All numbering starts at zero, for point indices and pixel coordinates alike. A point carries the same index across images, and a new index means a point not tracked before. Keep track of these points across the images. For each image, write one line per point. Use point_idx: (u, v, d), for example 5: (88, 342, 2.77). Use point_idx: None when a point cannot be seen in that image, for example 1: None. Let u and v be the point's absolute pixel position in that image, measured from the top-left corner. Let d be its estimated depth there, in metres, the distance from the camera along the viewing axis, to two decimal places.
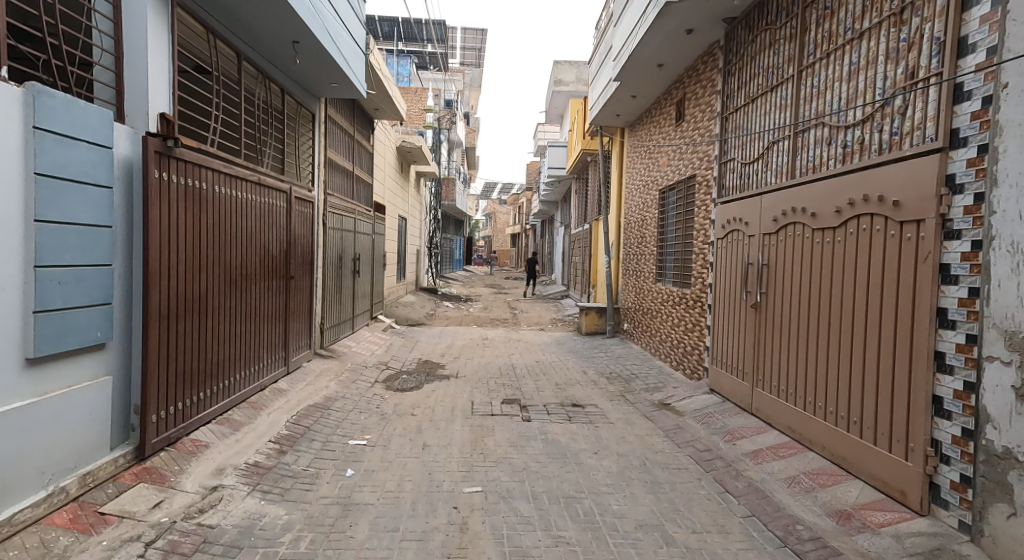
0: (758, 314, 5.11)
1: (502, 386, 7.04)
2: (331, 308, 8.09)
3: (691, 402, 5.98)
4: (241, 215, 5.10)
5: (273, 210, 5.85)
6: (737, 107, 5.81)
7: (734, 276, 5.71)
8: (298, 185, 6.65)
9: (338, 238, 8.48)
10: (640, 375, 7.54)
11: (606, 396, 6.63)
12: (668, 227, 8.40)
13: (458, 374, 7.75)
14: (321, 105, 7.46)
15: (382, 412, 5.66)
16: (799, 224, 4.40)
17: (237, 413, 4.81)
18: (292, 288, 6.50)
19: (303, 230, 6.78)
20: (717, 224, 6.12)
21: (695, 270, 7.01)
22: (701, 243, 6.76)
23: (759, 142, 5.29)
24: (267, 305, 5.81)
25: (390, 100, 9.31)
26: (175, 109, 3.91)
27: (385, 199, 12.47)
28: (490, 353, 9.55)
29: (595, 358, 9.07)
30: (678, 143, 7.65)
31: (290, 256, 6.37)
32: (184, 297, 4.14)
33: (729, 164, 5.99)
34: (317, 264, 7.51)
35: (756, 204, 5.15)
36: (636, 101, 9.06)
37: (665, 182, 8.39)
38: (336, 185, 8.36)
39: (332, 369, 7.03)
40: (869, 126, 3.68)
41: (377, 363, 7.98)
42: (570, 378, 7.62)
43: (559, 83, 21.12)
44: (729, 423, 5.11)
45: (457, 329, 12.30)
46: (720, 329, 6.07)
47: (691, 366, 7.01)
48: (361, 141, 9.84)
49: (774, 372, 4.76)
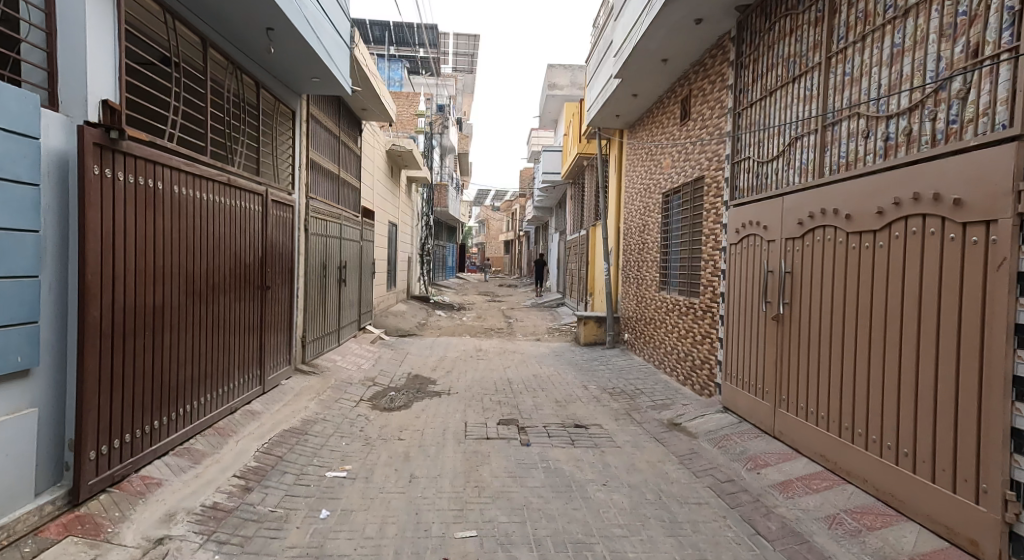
0: (780, 328, 4.65)
1: (498, 404, 6.53)
2: (314, 320, 7.56)
3: (705, 423, 5.48)
4: (208, 219, 4.58)
5: (247, 214, 5.34)
6: (752, 102, 5.38)
7: (750, 285, 5.25)
8: (277, 187, 6.15)
9: (322, 246, 7.98)
10: (646, 390, 7.06)
11: (611, 415, 6.13)
12: (672, 232, 7.96)
13: (450, 390, 7.23)
14: (303, 102, 6.97)
15: (366, 437, 5.13)
16: (830, 228, 3.95)
17: (201, 442, 4.26)
18: (269, 299, 5.97)
19: (281, 235, 6.26)
20: (730, 228, 5.68)
21: (704, 277, 6.56)
22: (712, 249, 6.32)
23: (778, 138, 4.85)
24: (239, 319, 5.28)
25: (378, 99, 8.82)
26: (122, 97, 3.39)
27: (374, 204, 11.96)
28: (484, 366, 9.04)
29: (595, 371, 8.58)
30: (684, 143, 7.21)
31: (266, 264, 5.85)
32: (135, 313, 3.61)
33: (744, 163, 5.55)
34: (298, 274, 6.99)
35: (777, 206, 4.70)
36: (637, 100, 8.63)
37: (669, 185, 7.94)
38: (320, 188, 7.85)
39: (314, 387, 6.48)
40: (917, 115, 3.25)
41: (363, 379, 7.44)
42: (571, 394, 7.12)
43: (552, 87, 20.90)
44: (750, 449, 4.62)
45: (450, 340, 11.78)
46: (734, 343, 5.60)
47: (700, 381, 6.54)
48: (347, 143, 9.33)
49: (801, 391, 4.29)
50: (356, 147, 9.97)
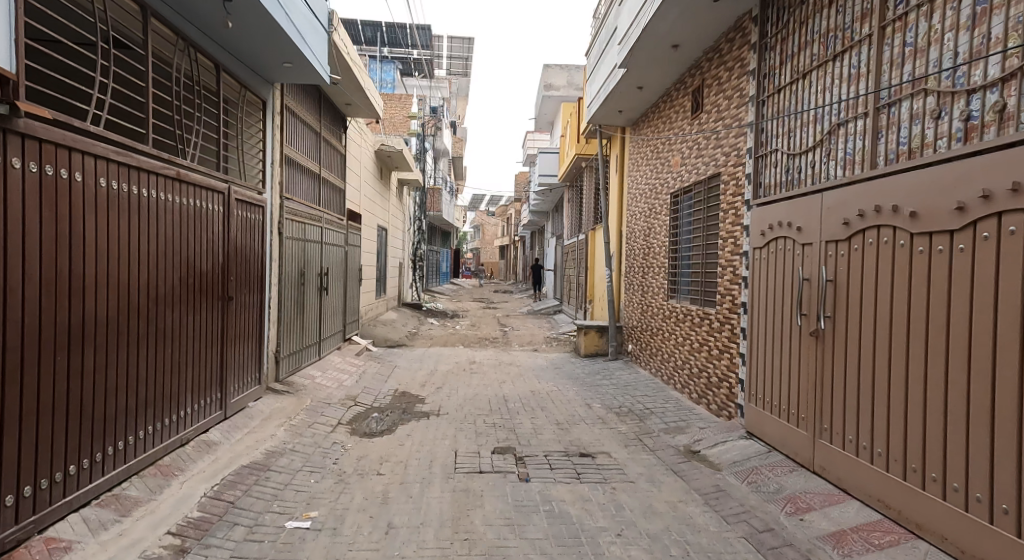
0: (819, 345, 4.01)
1: (492, 427, 5.85)
2: (289, 334, 6.87)
3: (728, 452, 4.82)
4: (153, 221, 3.92)
5: (204, 215, 4.67)
6: (779, 87, 4.75)
7: (778, 294, 4.63)
8: (244, 185, 5.49)
9: (301, 251, 7.32)
10: (656, 410, 6.40)
11: (620, 441, 5.46)
12: (682, 235, 7.34)
13: (440, 411, 6.54)
14: (276, 92, 6.29)
15: (339, 473, 4.44)
16: (888, 229, 3.32)
17: (136, 486, 3.56)
18: (232, 312, 5.28)
19: (249, 239, 5.59)
20: (753, 231, 5.05)
21: (721, 286, 5.94)
22: (730, 254, 5.70)
23: (815, 126, 4.21)
24: (195, 336, 4.59)
25: (362, 92, 8.15)
26: (19, 66, 2.72)
27: (360, 207, 11.26)
28: (478, 381, 8.36)
29: (598, 386, 7.92)
30: (697, 138, 6.59)
31: (229, 272, 5.16)
32: (46, 333, 2.93)
33: (769, 157, 4.92)
34: (270, 282, 6.30)
35: (815, 204, 4.07)
36: (642, 93, 8.00)
37: (678, 184, 7.33)
38: (297, 188, 7.18)
39: (286, 409, 5.78)
40: (1013, 86, 2.63)
41: (344, 398, 6.74)
42: (573, 414, 6.45)
43: (548, 88, 20.32)
44: (787, 486, 3.96)
45: (442, 351, 11.09)
46: (759, 359, 4.96)
47: (717, 401, 5.89)
48: (330, 140, 8.67)
49: (849, 422, 3.65)
50: (339, 145, 9.30)
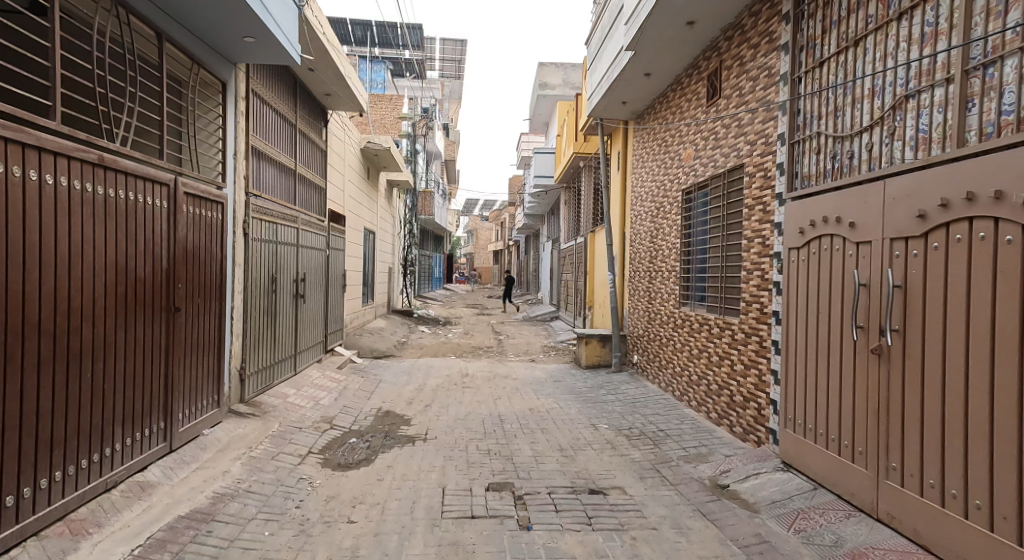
0: (881, 363, 3.31)
1: (487, 456, 5.11)
2: (257, 347, 6.11)
3: (765, 488, 4.10)
4: (63, 214, 3.15)
5: (143, 210, 3.92)
6: (818, 60, 4.08)
7: (822, 301, 3.93)
8: (197, 177, 4.74)
9: (272, 254, 6.57)
10: (671, 433, 5.68)
11: (634, 472, 4.72)
12: (696, 236, 6.66)
13: (427, 434, 5.80)
14: (239, 74, 5.54)
15: (303, 520, 3.68)
16: (987, 222, 2.63)
17: (30, 554, 2.78)
18: (182, 325, 4.50)
19: (203, 239, 4.83)
20: (789, 228, 4.36)
21: (745, 294, 5.26)
22: (757, 256, 5.03)
23: (872, 102, 3.52)
24: (132, 355, 3.83)
25: (343, 79, 7.42)
26: None
27: (344, 208, 10.51)
28: (470, 397, 7.61)
29: (603, 402, 7.19)
30: (715, 127, 5.93)
31: (177, 279, 4.39)
32: None
33: (807, 142, 4.22)
34: (232, 290, 5.54)
35: (875, 194, 3.39)
36: (650, 80, 7.32)
37: (691, 180, 6.66)
38: (267, 184, 6.42)
39: (248, 436, 5.00)
40: None
41: (318, 420, 5.98)
42: (578, 437, 5.72)
43: (543, 87, 19.67)
44: (847, 539, 3.24)
45: (433, 362, 10.32)
46: (797, 379, 4.26)
47: (743, 423, 5.19)
48: (308, 134, 7.93)
49: (930, 463, 2.95)
50: (319, 140, 8.56)
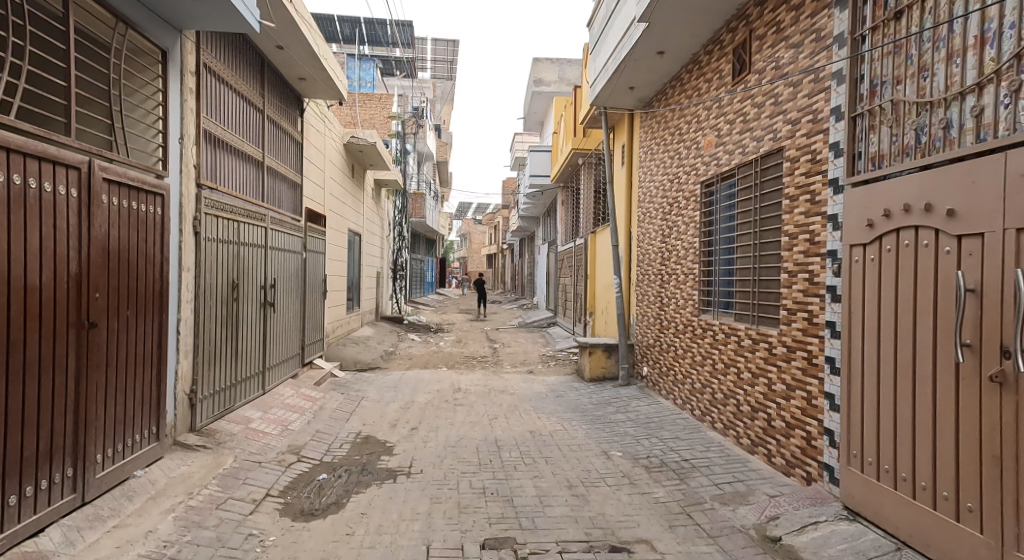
0: (1006, 394, 2.50)
1: (482, 497, 4.24)
2: (212, 366, 5.23)
3: (831, 546, 3.23)
4: None
5: (36, 200, 3.03)
6: (891, 11, 3.29)
7: (902, 310, 3.13)
8: (125, 162, 3.87)
9: (233, 257, 5.71)
10: (698, 464, 4.86)
11: (661, 519, 3.87)
12: (718, 234, 5.88)
13: (411, 467, 4.93)
14: (184, 42, 4.68)
15: None
16: None
17: None
18: (102, 343, 3.61)
19: (133, 239, 3.94)
20: (852, 221, 3.55)
21: (786, 300, 4.45)
22: (802, 256, 4.23)
23: (981, 52, 2.73)
24: (19, 386, 2.93)
25: (317, 60, 6.60)
26: None
27: (325, 207, 9.64)
28: (462, 416, 6.75)
29: (614, 423, 6.35)
30: (746, 106, 5.14)
31: (93, 288, 3.51)
32: None
33: (877, 114, 3.43)
34: (178, 300, 4.66)
35: (990, 172, 2.60)
36: (664, 58, 6.55)
37: (712, 170, 5.87)
38: (226, 175, 5.56)
39: (191, 477, 4.11)
40: None
41: (284, 452, 5.09)
42: (589, 469, 4.87)
43: (538, 83, 18.89)
44: None
45: (422, 375, 9.45)
46: (864, 406, 3.44)
47: (786, 453, 4.38)
48: (278, 122, 7.07)
49: None
50: (293, 130, 7.71)
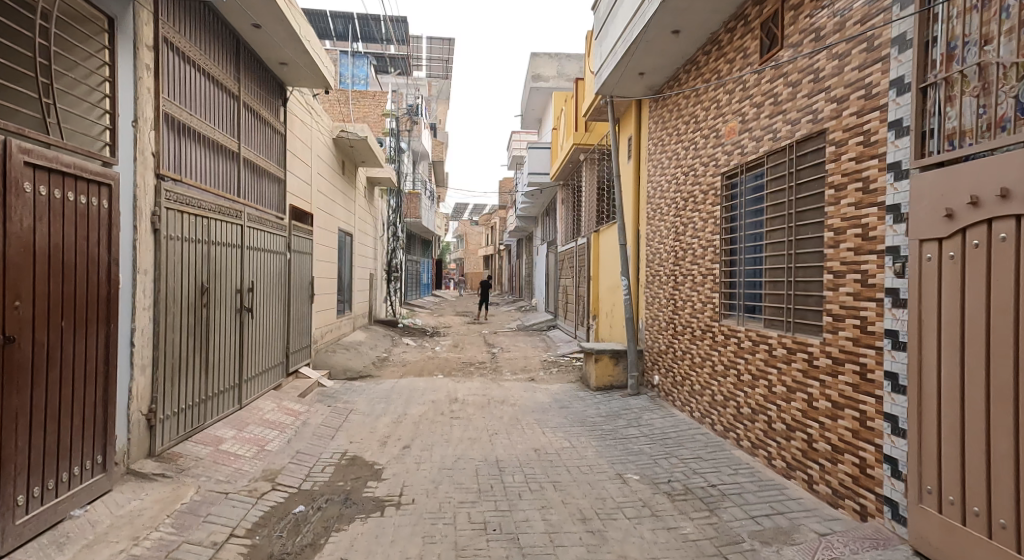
0: None
1: (483, 536, 3.64)
2: (176, 380, 4.63)
3: None
4: None
5: None
6: None
7: (997, 319, 2.56)
8: (60, 146, 3.26)
9: (203, 257, 5.10)
10: (727, 490, 4.27)
11: None
12: (743, 229, 5.29)
13: (401, 495, 4.32)
14: (137, 11, 4.08)
15: None
16: None
17: None
18: (26, 362, 3.01)
19: (71, 236, 3.35)
20: (922, 211, 2.98)
21: (831, 304, 3.88)
22: (852, 253, 3.66)
23: None
24: None
25: (299, 41, 6.01)
26: None
27: (313, 205, 9.02)
28: (460, 432, 6.15)
29: (627, 439, 5.76)
30: (777, 85, 4.58)
31: (12, 295, 2.91)
32: None
33: (956, 82, 2.86)
34: (132, 307, 4.05)
35: None
36: (679, 39, 5.98)
37: (735, 159, 5.30)
38: (193, 165, 4.95)
39: (142, 515, 3.50)
40: None
41: (256, 479, 4.48)
42: (604, 497, 4.28)
43: (536, 79, 18.29)
44: None
45: (417, 383, 8.85)
46: (941, 433, 2.86)
47: (832, 481, 3.80)
48: (257, 111, 6.47)
49: None
50: (275, 120, 7.10)
